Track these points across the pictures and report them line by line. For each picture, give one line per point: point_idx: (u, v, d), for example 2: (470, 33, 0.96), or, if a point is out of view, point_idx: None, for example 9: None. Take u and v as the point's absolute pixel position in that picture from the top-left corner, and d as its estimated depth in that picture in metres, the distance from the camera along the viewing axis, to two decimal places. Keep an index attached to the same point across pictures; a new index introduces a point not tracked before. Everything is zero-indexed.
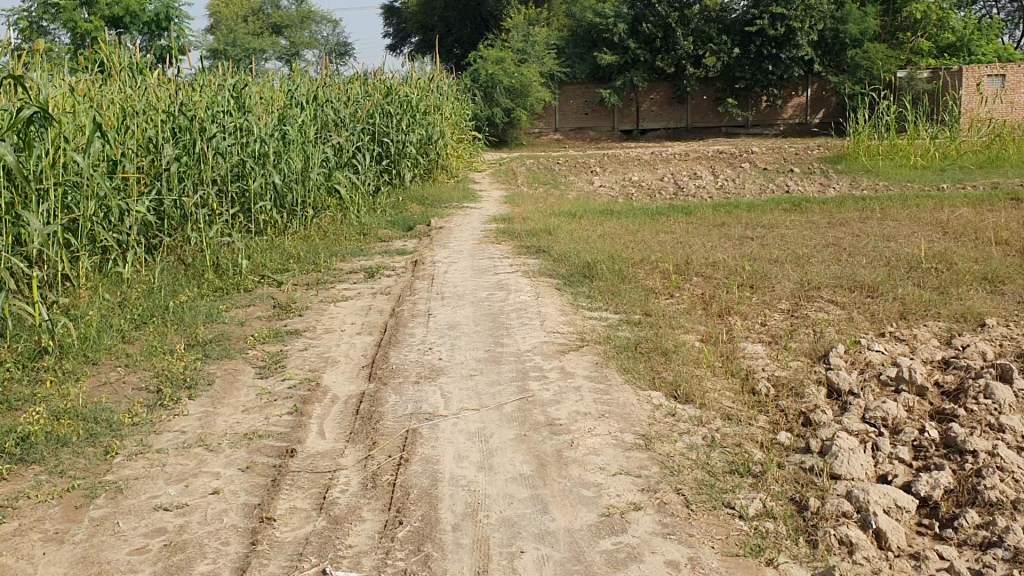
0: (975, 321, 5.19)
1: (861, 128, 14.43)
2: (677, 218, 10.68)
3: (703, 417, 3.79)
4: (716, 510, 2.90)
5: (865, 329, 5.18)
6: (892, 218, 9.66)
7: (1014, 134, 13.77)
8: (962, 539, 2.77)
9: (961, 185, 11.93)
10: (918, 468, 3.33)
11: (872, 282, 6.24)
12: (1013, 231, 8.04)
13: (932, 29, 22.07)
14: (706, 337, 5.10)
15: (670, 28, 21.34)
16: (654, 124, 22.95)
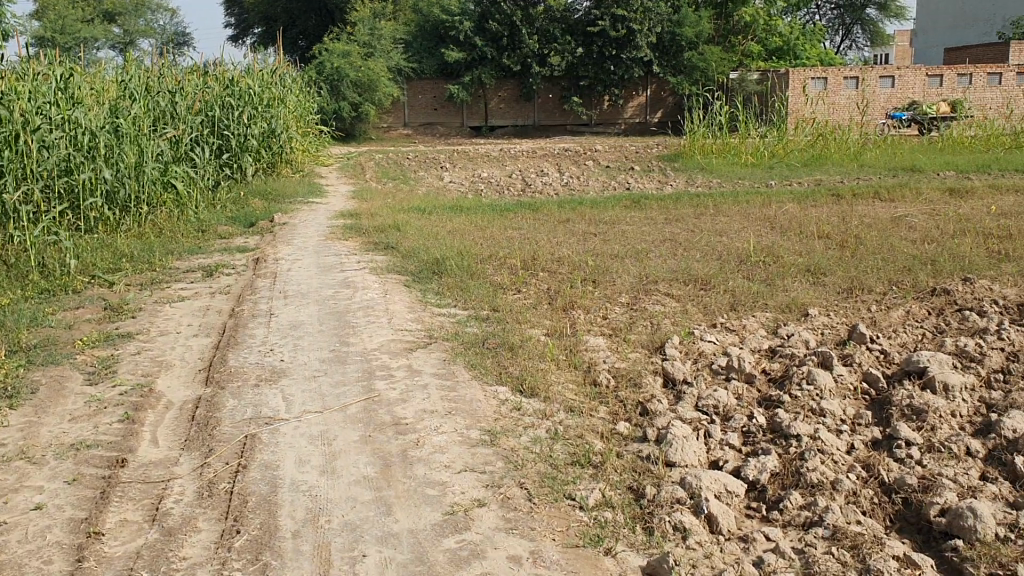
0: (799, 311, 5.49)
1: (696, 128, 15.00)
2: (524, 214, 10.82)
3: (546, 410, 3.84)
4: (558, 502, 2.94)
5: (698, 320, 5.40)
6: (725, 214, 10.08)
7: (834, 134, 14.65)
8: (787, 520, 2.91)
9: (787, 182, 12.61)
10: (746, 453, 3.49)
11: (705, 275, 6.50)
12: (834, 225, 8.54)
13: (762, 33, 23.25)
14: (551, 331, 5.18)
15: (515, 26, 21.57)
16: (501, 121, 23.19)
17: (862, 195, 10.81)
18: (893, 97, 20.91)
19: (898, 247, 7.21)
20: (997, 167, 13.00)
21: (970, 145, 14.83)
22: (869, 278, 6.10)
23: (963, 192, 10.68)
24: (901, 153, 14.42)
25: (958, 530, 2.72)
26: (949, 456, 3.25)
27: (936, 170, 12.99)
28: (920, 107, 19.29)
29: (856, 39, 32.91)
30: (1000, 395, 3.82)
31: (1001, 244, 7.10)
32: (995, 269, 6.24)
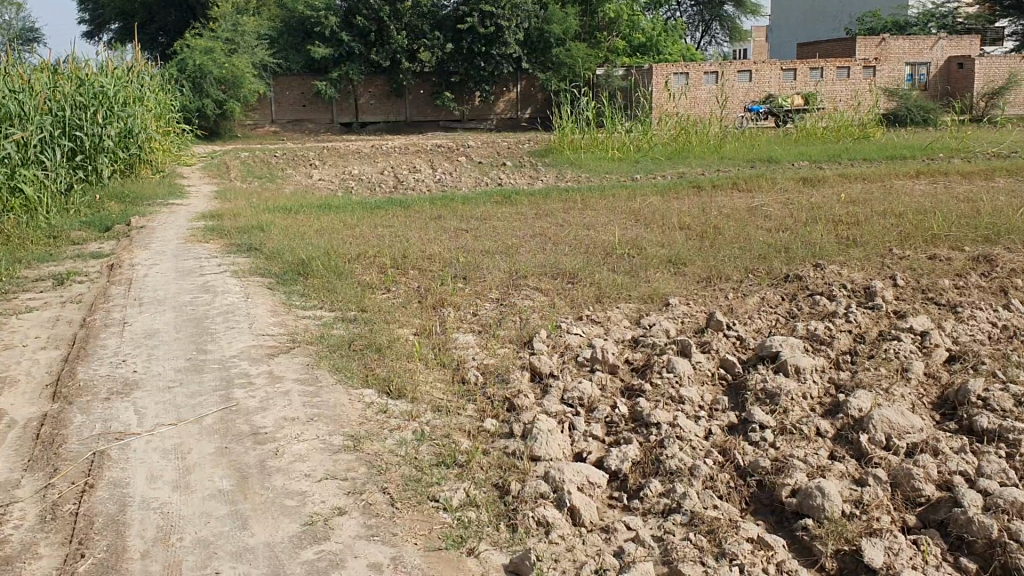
0: (661, 301, 5.61)
1: (566, 123, 15.18)
2: (394, 211, 10.72)
3: (412, 410, 3.78)
4: (421, 505, 2.89)
5: (565, 313, 5.44)
6: (593, 207, 10.22)
7: (696, 127, 15.09)
8: (647, 508, 2.95)
9: (653, 175, 12.92)
10: (610, 443, 3.52)
11: (573, 269, 6.57)
12: (695, 216, 8.78)
13: (626, 29, 23.70)
14: (420, 330, 5.13)
15: (382, 21, 21.33)
16: (373, 117, 22.92)
17: (721, 186, 11.16)
18: (751, 91, 21.66)
19: (754, 236, 7.47)
20: (847, 156, 13.67)
21: (822, 135, 15.51)
22: (728, 267, 6.30)
23: (815, 180, 11.17)
24: (759, 145, 14.98)
25: (808, 509, 2.80)
26: (800, 438, 3.36)
27: (790, 161, 13.54)
28: (776, 100, 20.15)
29: (716, 35, 34.00)
30: (848, 375, 3.98)
31: (849, 231, 7.44)
32: (843, 255, 6.53)
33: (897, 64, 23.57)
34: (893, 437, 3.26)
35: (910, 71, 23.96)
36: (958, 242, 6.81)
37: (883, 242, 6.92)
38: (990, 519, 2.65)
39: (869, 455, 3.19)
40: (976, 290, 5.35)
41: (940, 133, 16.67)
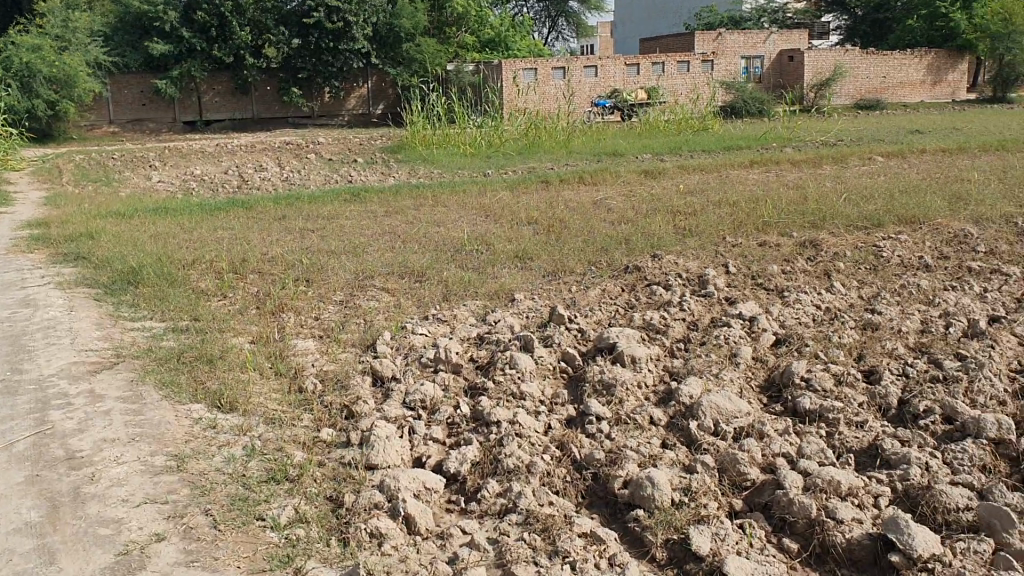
0: (506, 297, 5.58)
1: (416, 119, 14.98)
2: (237, 213, 10.35)
3: (244, 424, 3.62)
4: (246, 526, 2.76)
5: (410, 313, 5.33)
6: (443, 204, 10.16)
7: (545, 122, 15.25)
8: (483, 510, 2.92)
9: (503, 170, 12.98)
10: (450, 445, 3.42)
11: (420, 267, 6.47)
12: (542, 211, 8.85)
13: (473, 24, 23.71)
14: (256, 339, 4.93)
15: (225, 16, 20.47)
16: (217, 115, 22.16)
17: (568, 180, 11.30)
18: (597, 86, 22.07)
19: (597, 229, 7.58)
20: (687, 148, 14.09)
21: (665, 128, 15.93)
22: (571, 260, 6.36)
23: (657, 173, 11.45)
24: (605, 139, 15.27)
25: (640, 500, 2.83)
26: (635, 427, 3.39)
27: (635, 154, 13.86)
28: (622, 94, 20.63)
29: (562, 31, 34.46)
30: (682, 363, 4.06)
31: (687, 221, 7.65)
32: (680, 245, 6.70)
33: (733, 58, 24.53)
34: (721, 423, 3.34)
35: (746, 64, 24.96)
36: (786, 229, 7.09)
37: (718, 231, 7.15)
38: (808, 498, 2.74)
39: (700, 442, 3.25)
40: (802, 274, 5.58)
41: (773, 124, 17.43)
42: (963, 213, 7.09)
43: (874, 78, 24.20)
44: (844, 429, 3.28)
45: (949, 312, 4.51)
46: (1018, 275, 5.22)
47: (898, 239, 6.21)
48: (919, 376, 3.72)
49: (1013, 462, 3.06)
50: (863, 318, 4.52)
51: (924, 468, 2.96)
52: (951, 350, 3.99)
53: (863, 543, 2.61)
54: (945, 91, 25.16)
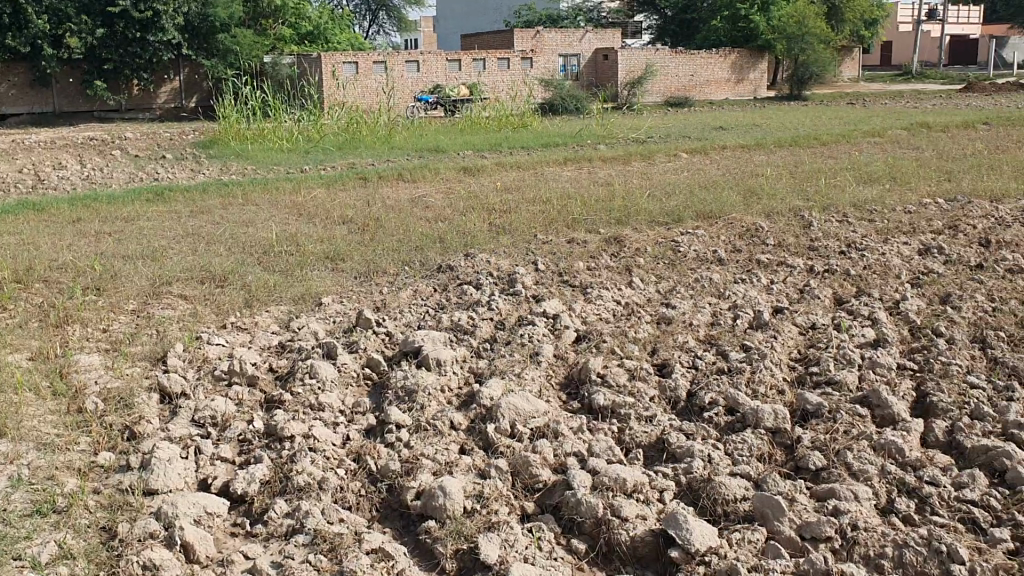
0: (313, 301, 5.40)
1: (229, 113, 14.41)
2: (29, 216, 9.61)
3: (12, 452, 3.31)
4: (3, 566, 2.55)
5: (208, 322, 5.06)
6: (255, 203, 9.78)
7: (364, 117, 15.00)
8: (270, 532, 2.83)
9: (321, 166, 12.68)
10: (241, 464, 3.27)
11: (223, 272, 6.17)
12: (357, 209, 8.67)
13: (291, 18, 23.07)
14: (35, 356, 4.56)
15: (18, 4, 18.98)
16: (14, 108, 20.58)
17: (387, 177, 11.12)
18: (419, 82, 21.85)
19: (412, 227, 7.50)
20: (506, 145, 14.21)
21: (485, 124, 15.98)
22: (382, 261, 6.25)
23: (476, 169, 11.49)
24: (425, 135, 15.20)
25: (431, 511, 2.81)
26: (433, 433, 3.32)
27: (455, 150, 13.82)
28: (443, 90, 20.51)
29: (383, 25, 34.07)
30: (486, 363, 4.01)
31: (501, 218, 7.68)
32: (493, 243, 6.72)
33: (551, 56, 24.97)
34: (518, 424, 3.34)
35: (563, 62, 25.38)
36: (596, 226, 7.25)
37: (531, 228, 7.21)
38: (596, 498, 2.81)
39: (496, 447, 3.24)
40: (606, 270, 5.70)
41: (588, 120, 17.86)
42: (757, 207, 7.46)
43: (682, 76, 25.17)
44: (636, 425, 3.36)
45: (737, 304, 4.73)
46: (802, 267, 5.53)
47: (697, 234, 6.46)
48: (707, 368, 3.87)
49: (790, 449, 3.25)
50: (660, 313, 4.64)
51: (707, 460, 3.08)
52: (738, 341, 4.16)
53: (646, 539, 2.72)
54: (748, 90, 26.40)
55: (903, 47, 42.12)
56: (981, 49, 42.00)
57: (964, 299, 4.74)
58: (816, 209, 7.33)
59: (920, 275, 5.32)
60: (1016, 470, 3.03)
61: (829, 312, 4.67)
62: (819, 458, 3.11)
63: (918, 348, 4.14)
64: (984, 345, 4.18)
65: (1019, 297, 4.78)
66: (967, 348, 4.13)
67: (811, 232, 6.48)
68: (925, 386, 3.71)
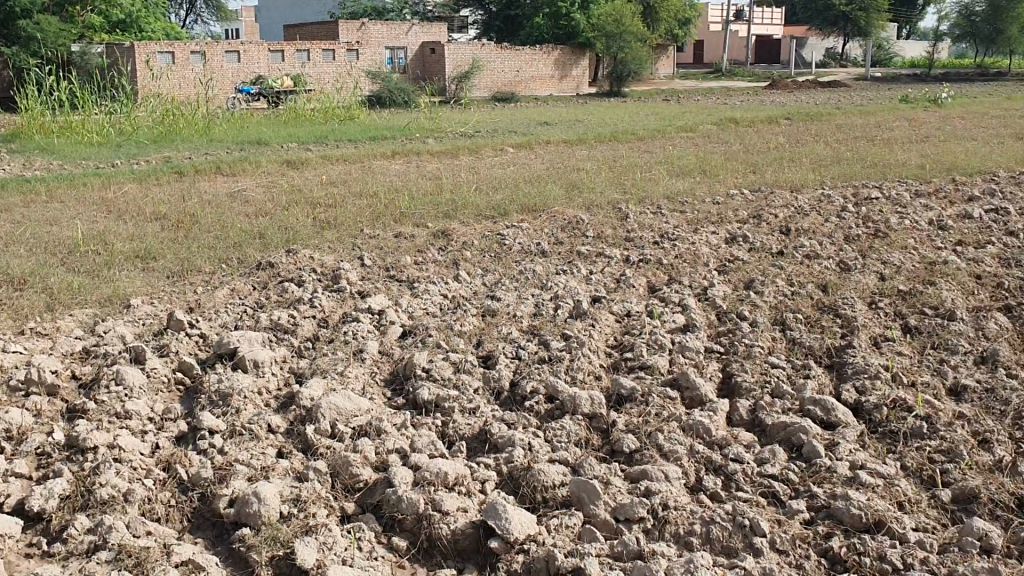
0: (121, 303, 5.10)
1: (31, 104, 13.44)
2: None
3: None
4: None
5: (3, 328, 4.70)
6: (60, 200, 9.17)
7: (181, 109, 14.36)
8: (70, 550, 2.67)
9: (134, 161, 12.05)
10: (38, 479, 3.06)
11: (22, 274, 5.74)
12: (172, 205, 8.29)
13: (100, 5, 21.80)
14: None
15: None
16: None
17: (204, 171, 10.68)
18: (240, 72, 21.16)
19: (231, 224, 7.22)
20: (332, 138, 13.95)
21: (310, 117, 15.61)
22: (199, 259, 5.99)
23: (300, 163, 11.22)
24: (247, 127, 14.71)
25: (245, 518, 2.74)
26: (249, 437, 3.21)
27: (279, 143, 13.45)
28: (266, 81, 19.89)
29: (201, 14, 32.74)
30: (306, 362, 3.91)
31: (325, 213, 7.53)
32: (316, 238, 6.58)
33: (378, 49, 24.93)
34: (339, 423, 3.28)
35: (390, 54, 25.29)
36: (422, 220, 7.22)
37: (356, 223, 7.11)
38: (416, 494, 2.81)
39: (315, 448, 3.16)
40: (432, 264, 5.68)
41: (415, 114, 17.77)
42: (579, 200, 7.65)
43: (508, 72, 25.43)
44: (457, 417, 3.37)
45: (558, 295, 4.81)
46: (619, 257, 5.71)
47: (521, 227, 6.55)
48: (529, 358, 3.92)
49: (605, 434, 3.35)
50: (483, 305, 4.67)
51: (527, 449, 3.13)
52: (559, 330, 4.25)
53: (467, 532, 2.74)
54: (571, 86, 27.04)
55: (714, 46, 44.22)
56: (784, 49, 44.68)
57: (766, 284, 5.03)
58: (633, 201, 7.59)
59: (727, 263, 5.59)
60: (811, 444, 3.23)
61: (643, 299, 4.84)
62: (632, 441, 3.21)
63: (725, 332, 4.36)
64: (785, 327, 4.45)
65: (814, 282, 5.11)
66: (768, 330, 4.38)
67: (628, 224, 6.69)
68: (731, 367, 3.90)
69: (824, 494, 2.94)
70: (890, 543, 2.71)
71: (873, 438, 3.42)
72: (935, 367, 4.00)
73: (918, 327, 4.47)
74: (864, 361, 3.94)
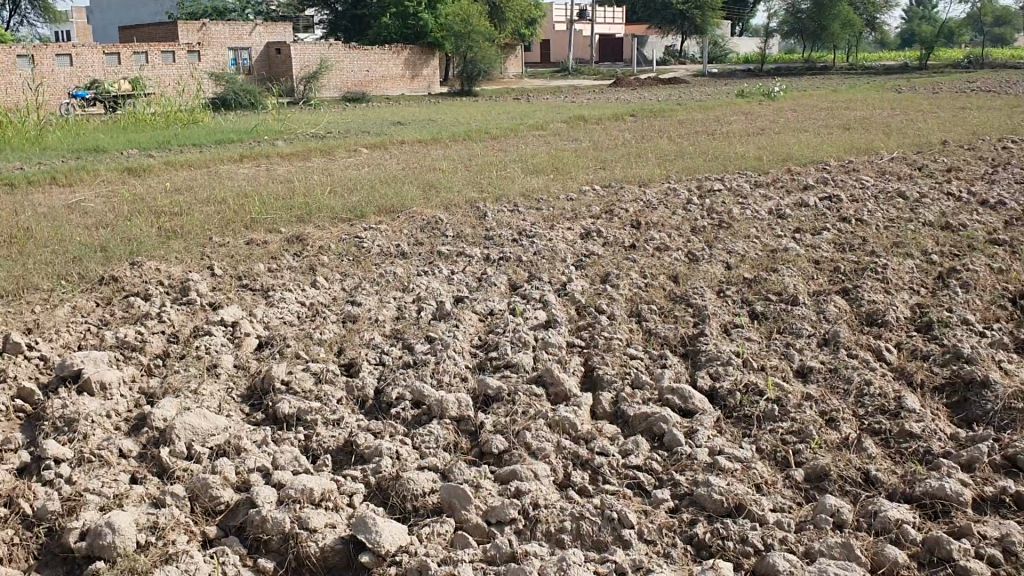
0: None
1: None
2: None
3: None
4: None
5: None
6: None
7: (8, 116, 13.49)
8: None
9: None
10: None
11: None
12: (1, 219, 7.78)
13: None
14: None
15: None
16: None
17: (37, 181, 10.06)
18: (73, 76, 19.99)
19: (71, 237, 6.84)
20: (176, 143, 13.42)
21: (152, 121, 14.95)
22: (35, 275, 5.61)
23: (141, 170, 10.72)
24: (83, 134, 13.96)
25: (98, 551, 2.59)
26: (99, 463, 3.04)
27: (118, 150, 12.83)
28: (101, 85, 18.84)
29: (26, 15, 30.82)
30: (158, 381, 3.74)
31: (170, 222, 7.22)
32: (162, 249, 6.29)
33: (219, 50, 23.98)
34: (196, 444, 3.15)
35: (233, 55, 24.45)
36: (274, 225, 7.03)
37: (204, 231, 6.86)
38: (281, 514, 2.73)
39: (172, 470, 3.03)
40: (287, 271, 5.54)
41: (263, 115, 17.33)
42: (435, 200, 7.63)
43: (357, 72, 25.11)
44: (321, 430, 3.30)
45: (420, 297, 4.78)
46: (479, 256, 5.72)
47: (379, 229, 6.48)
48: (393, 363, 3.88)
49: (474, 436, 3.35)
50: (343, 311, 4.59)
51: (395, 457, 3.10)
52: (421, 333, 4.22)
53: (336, 549, 2.68)
54: (422, 85, 27.03)
55: (560, 45, 45.05)
56: (625, 47, 45.93)
57: (622, 277, 5.14)
58: (490, 200, 7.62)
59: (583, 258, 5.70)
60: (671, 433, 3.32)
61: (504, 297, 4.87)
62: (501, 441, 3.21)
63: (585, 326, 4.43)
64: (641, 318, 4.57)
65: (666, 273, 5.27)
66: (626, 322, 4.49)
67: (486, 222, 6.72)
68: (592, 361, 3.97)
69: (686, 481, 3.03)
70: (750, 525, 2.81)
71: (730, 423, 3.55)
72: (782, 350, 4.19)
73: (764, 313, 4.67)
74: (717, 348, 4.09)
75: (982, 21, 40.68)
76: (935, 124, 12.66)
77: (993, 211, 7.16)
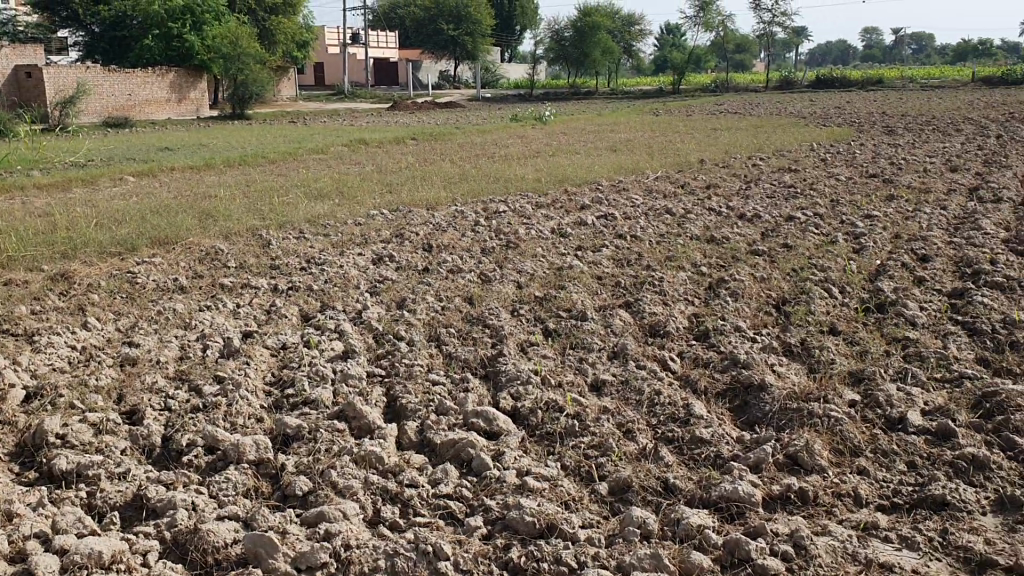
0: None
1: None
2: None
3: None
4: None
5: None
6: None
7: None
8: None
9: None
10: None
11: None
12: None
13: None
14: None
15: None
16: None
17: None
18: None
19: None
20: None
21: None
22: None
23: None
24: None
25: None
26: None
27: None
28: None
29: None
30: None
31: None
32: None
33: None
34: None
35: None
36: (34, 263, 6.45)
37: None
38: None
39: None
40: (54, 312, 5.10)
41: (13, 142, 15.98)
42: (213, 229, 7.30)
43: (119, 96, 23.75)
44: (105, 485, 3.05)
45: (205, 334, 4.54)
46: (266, 287, 5.52)
47: (154, 262, 6.11)
48: (180, 408, 3.66)
49: (275, 478, 3.21)
50: (120, 354, 4.27)
51: (191, 509, 2.92)
52: (210, 373, 4.00)
53: None
54: (191, 108, 26.11)
55: (334, 69, 44.63)
56: (399, 72, 46.11)
57: (416, 302, 5.12)
58: (273, 227, 7.38)
59: (376, 284, 5.63)
60: (479, 458, 3.32)
61: (297, 329, 4.72)
62: (304, 483, 3.10)
63: (383, 354, 4.37)
64: (439, 343, 4.56)
65: (461, 295, 5.30)
66: (424, 347, 4.47)
67: (271, 251, 6.50)
68: (394, 391, 3.92)
69: (497, 506, 3.04)
70: (563, 544, 2.85)
71: (533, 441, 3.59)
72: (576, 365, 4.31)
73: (556, 330, 4.79)
74: (516, 368, 4.14)
75: (725, 49, 44.13)
76: (692, 145, 13.53)
77: (750, 224, 7.72)
